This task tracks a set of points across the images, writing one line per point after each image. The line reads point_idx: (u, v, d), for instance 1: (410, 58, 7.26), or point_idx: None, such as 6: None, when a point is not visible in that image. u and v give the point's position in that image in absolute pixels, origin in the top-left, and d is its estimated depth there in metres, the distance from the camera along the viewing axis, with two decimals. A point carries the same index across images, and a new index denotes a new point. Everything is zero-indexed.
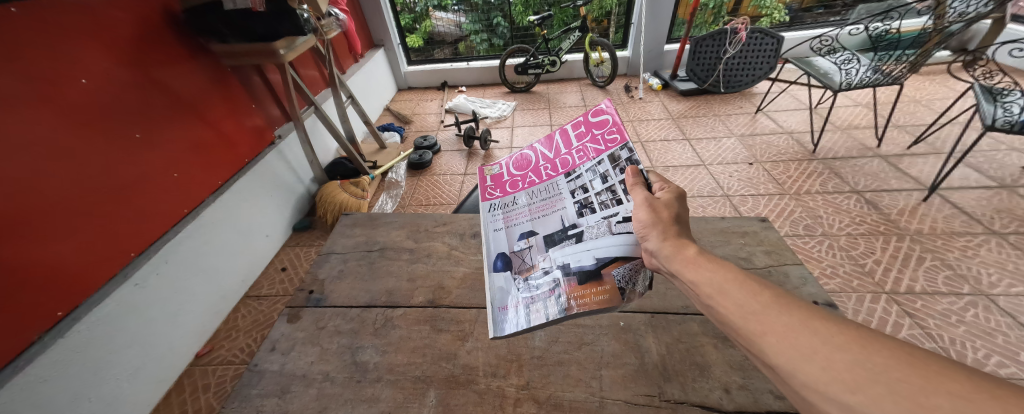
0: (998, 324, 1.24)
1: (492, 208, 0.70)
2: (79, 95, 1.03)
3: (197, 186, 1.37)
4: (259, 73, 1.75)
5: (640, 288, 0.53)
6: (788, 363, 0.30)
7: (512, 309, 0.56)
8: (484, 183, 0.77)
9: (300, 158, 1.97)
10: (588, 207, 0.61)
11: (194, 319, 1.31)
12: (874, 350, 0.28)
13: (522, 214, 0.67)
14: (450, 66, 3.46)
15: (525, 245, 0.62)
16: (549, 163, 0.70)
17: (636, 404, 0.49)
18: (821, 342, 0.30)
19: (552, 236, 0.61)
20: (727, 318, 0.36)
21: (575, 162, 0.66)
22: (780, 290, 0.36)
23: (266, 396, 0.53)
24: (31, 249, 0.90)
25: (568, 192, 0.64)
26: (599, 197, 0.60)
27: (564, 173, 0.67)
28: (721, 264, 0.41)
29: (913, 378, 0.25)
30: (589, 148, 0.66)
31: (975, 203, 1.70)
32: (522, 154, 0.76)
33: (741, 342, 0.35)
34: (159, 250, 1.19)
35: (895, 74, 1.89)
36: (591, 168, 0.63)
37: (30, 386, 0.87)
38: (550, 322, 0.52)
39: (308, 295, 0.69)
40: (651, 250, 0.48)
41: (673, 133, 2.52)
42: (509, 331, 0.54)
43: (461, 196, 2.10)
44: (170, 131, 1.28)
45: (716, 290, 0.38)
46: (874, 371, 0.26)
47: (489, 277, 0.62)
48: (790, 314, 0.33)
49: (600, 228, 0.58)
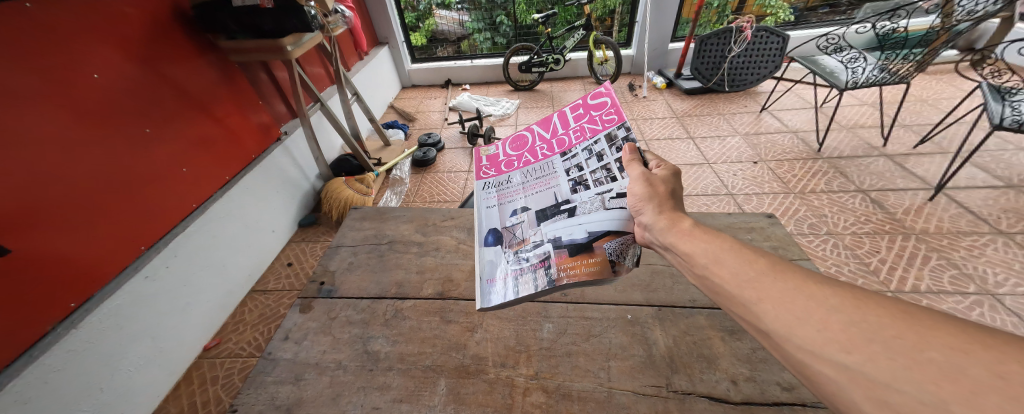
0: (1003, 323, 1.24)
1: (486, 187, 0.71)
2: (91, 90, 1.04)
3: (205, 181, 1.39)
4: (267, 70, 1.77)
5: (627, 263, 0.53)
6: (781, 326, 0.31)
7: (500, 280, 0.57)
8: (479, 163, 0.76)
9: (305, 154, 1.98)
10: (582, 184, 0.62)
11: (201, 313, 1.33)
12: (866, 308, 0.29)
13: (516, 192, 0.67)
14: (454, 64, 3.46)
15: (518, 220, 0.63)
16: (545, 143, 0.71)
17: (644, 395, 0.49)
18: (815, 304, 0.31)
19: (546, 211, 0.62)
20: (723, 288, 0.37)
21: (572, 143, 0.67)
22: (774, 257, 0.37)
23: (281, 384, 0.54)
24: (45, 240, 0.92)
25: (562, 170, 0.65)
26: (594, 174, 0.62)
27: (560, 153, 0.68)
28: (716, 236, 0.42)
29: (906, 333, 0.26)
30: (587, 129, 0.67)
31: (982, 202, 1.69)
32: (518, 135, 0.76)
33: (736, 311, 0.36)
34: (169, 243, 1.20)
35: (901, 74, 1.91)
36: (588, 148, 0.65)
37: (44, 375, 0.89)
38: (539, 292, 0.53)
39: (319, 286, 0.70)
40: (646, 223, 0.49)
41: (678, 132, 2.51)
42: (496, 303, 0.54)
43: (465, 193, 2.11)
44: (179, 126, 1.29)
45: (711, 260, 0.39)
46: (868, 330, 0.27)
47: (480, 252, 0.63)
48: (783, 279, 0.34)
49: (593, 204, 0.59)
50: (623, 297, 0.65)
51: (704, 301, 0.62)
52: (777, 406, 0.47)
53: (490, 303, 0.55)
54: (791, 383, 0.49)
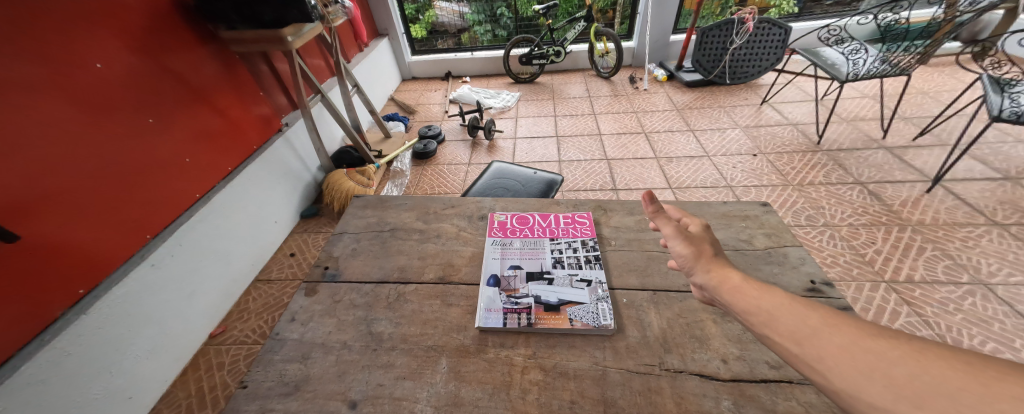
0: (994, 312, 1.26)
1: (494, 243, 0.76)
2: (93, 80, 1.05)
3: (208, 172, 1.40)
4: (267, 61, 1.77)
5: (604, 322, 0.58)
6: (848, 384, 0.33)
7: (498, 310, 0.60)
8: (491, 226, 0.82)
9: (306, 145, 2.00)
10: (560, 263, 0.70)
11: (207, 301, 1.36)
12: (928, 361, 0.31)
13: (513, 253, 0.73)
14: (454, 56, 3.45)
15: (511, 273, 0.68)
16: (541, 227, 0.81)
17: (637, 373, 0.51)
18: (877, 358, 0.33)
19: (532, 273, 0.68)
20: (786, 347, 0.40)
21: (560, 235, 0.78)
22: (829, 311, 0.40)
23: (289, 362, 0.55)
24: (52, 228, 0.93)
25: (549, 249, 0.74)
26: (571, 259, 0.71)
27: (550, 237, 0.77)
28: (769, 292, 0.46)
29: (970, 385, 0.27)
30: (573, 230, 0.79)
31: (978, 194, 1.70)
32: (524, 215, 0.86)
33: (801, 369, 0.38)
34: (174, 233, 1.22)
35: (903, 65, 1.88)
36: (571, 243, 0.75)
37: (55, 359, 0.91)
38: (521, 329, 0.58)
39: (323, 271, 0.72)
40: (699, 282, 0.53)
41: (678, 124, 2.51)
42: (495, 326, 0.58)
43: (465, 185, 2.13)
44: (181, 117, 1.30)
45: (768, 317, 0.43)
46: (932, 383, 0.29)
47: (481, 288, 0.66)
48: (840, 333, 0.37)
49: (565, 280, 0.66)
50: (619, 282, 0.67)
51: None
52: (765, 383, 0.49)
53: (487, 324, 0.58)
54: (779, 361, 0.51)
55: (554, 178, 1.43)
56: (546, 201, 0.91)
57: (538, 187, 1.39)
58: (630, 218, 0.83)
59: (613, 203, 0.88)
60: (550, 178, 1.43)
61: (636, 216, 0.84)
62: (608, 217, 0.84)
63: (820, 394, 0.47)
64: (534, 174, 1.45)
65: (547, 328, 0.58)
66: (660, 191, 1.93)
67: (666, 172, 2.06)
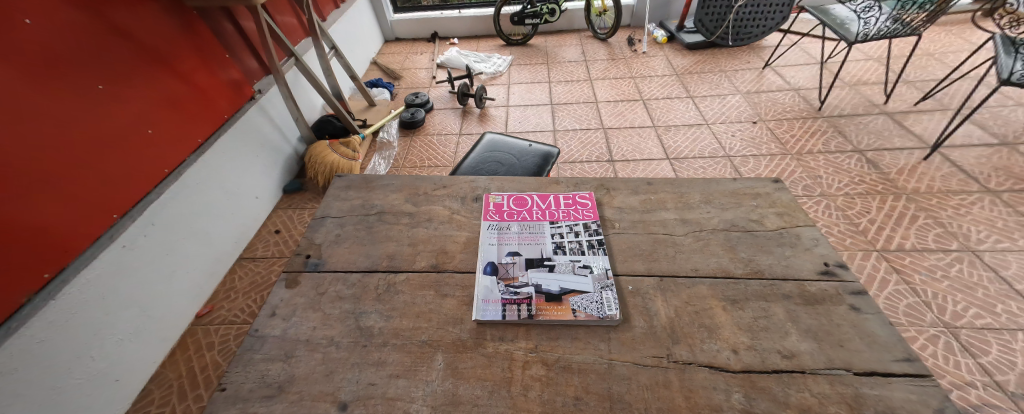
0: (979, 278, 1.28)
1: (490, 229, 0.71)
2: (31, 40, 0.90)
3: (177, 145, 1.29)
4: (230, 19, 1.59)
5: (610, 313, 0.55)
6: None
7: (495, 302, 0.56)
8: (487, 208, 0.77)
9: (283, 115, 1.86)
10: (561, 248, 0.66)
11: (188, 281, 1.30)
12: None
13: (512, 239, 0.69)
14: (440, 14, 3.20)
15: (510, 260, 0.64)
16: (540, 209, 0.76)
17: (645, 366, 0.48)
18: None
19: (531, 259, 0.63)
20: None
21: (559, 217, 0.73)
22: None
23: (271, 361, 0.51)
24: (14, 208, 0.83)
25: (549, 234, 0.69)
26: (570, 243, 0.67)
27: (549, 220, 0.72)
28: None
29: None
30: (573, 212, 0.75)
31: (975, 161, 1.69)
32: (522, 195, 0.80)
33: None
34: (145, 211, 1.14)
35: (915, 24, 1.78)
36: (570, 226, 0.71)
37: (28, 346, 0.84)
38: (521, 321, 0.54)
39: (306, 260, 0.67)
40: None
41: (677, 90, 2.41)
42: (491, 319, 0.54)
43: (456, 156, 2.03)
44: (137, 83, 1.16)
45: None
46: None
47: (478, 278, 0.61)
48: None
49: (567, 267, 0.62)
50: (624, 267, 0.63)
51: (707, 270, 0.61)
52: (777, 373, 0.46)
53: (485, 317, 0.55)
54: (792, 350, 0.49)
55: (550, 151, 1.36)
56: (545, 179, 0.85)
57: (534, 160, 1.32)
58: (635, 198, 0.79)
59: (616, 182, 0.84)
60: (547, 151, 1.36)
61: (640, 196, 0.79)
62: (611, 197, 0.80)
63: (834, 384, 0.45)
64: (530, 147, 1.37)
65: (549, 319, 0.54)
66: (658, 162, 1.87)
67: (664, 142, 2.00)
